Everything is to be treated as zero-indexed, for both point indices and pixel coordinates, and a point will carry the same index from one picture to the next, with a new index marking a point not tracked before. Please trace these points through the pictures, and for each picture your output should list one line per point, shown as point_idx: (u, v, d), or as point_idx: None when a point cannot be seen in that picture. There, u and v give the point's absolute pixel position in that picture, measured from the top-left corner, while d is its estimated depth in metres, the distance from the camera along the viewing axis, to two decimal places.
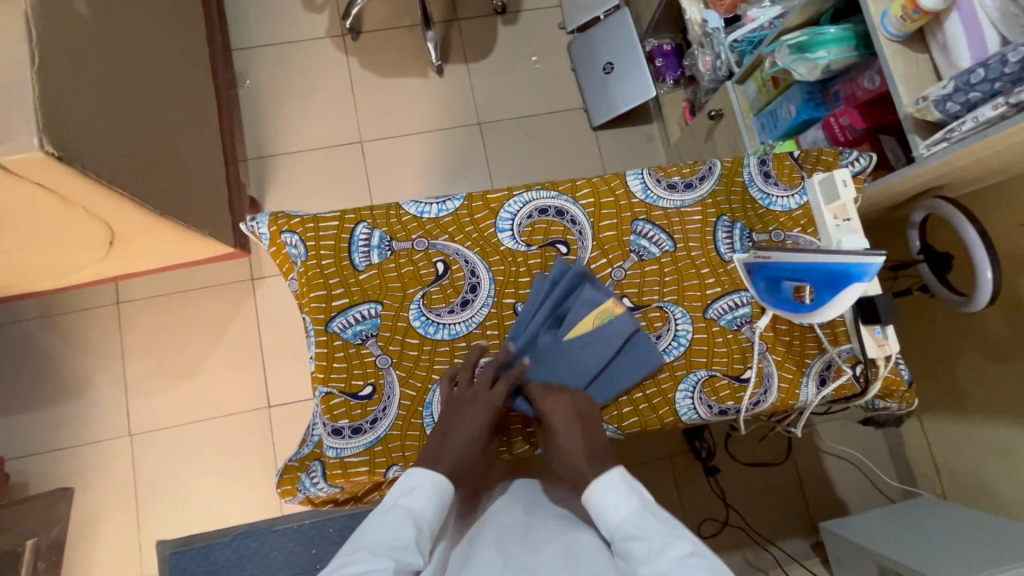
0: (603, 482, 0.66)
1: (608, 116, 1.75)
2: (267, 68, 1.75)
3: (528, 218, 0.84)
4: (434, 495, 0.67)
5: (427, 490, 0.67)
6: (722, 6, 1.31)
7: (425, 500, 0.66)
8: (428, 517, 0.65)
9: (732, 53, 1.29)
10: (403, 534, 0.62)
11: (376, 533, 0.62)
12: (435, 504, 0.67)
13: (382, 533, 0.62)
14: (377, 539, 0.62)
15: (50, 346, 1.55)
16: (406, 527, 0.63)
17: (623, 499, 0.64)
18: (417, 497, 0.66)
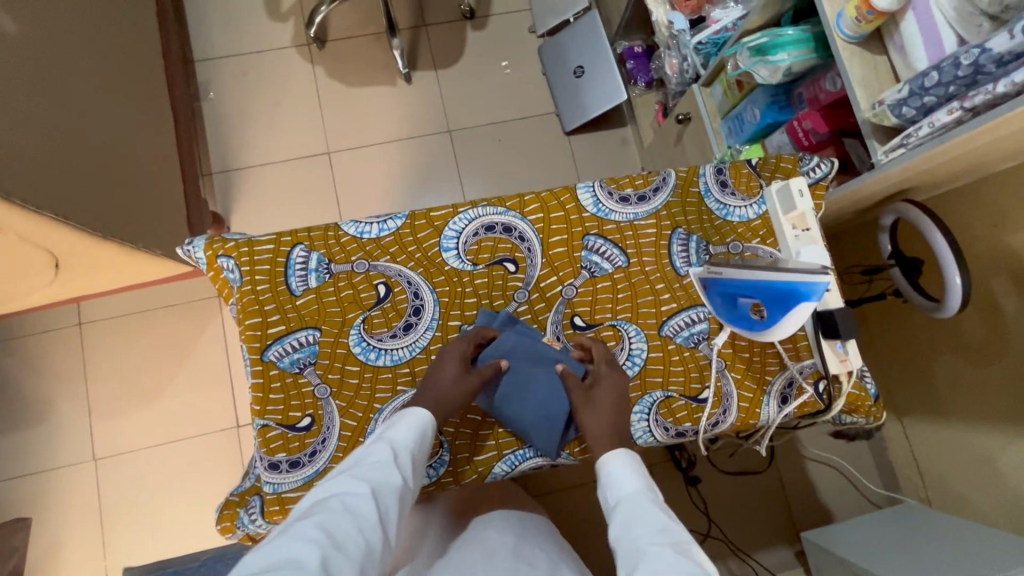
0: (621, 456, 0.66)
1: (579, 121, 1.72)
2: (231, 80, 1.71)
3: (474, 236, 0.80)
4: (416, 426, 0.66)
5: (409, 422, 0.66)
6: (687, 7, 1.29)
7: (407, 432, 0.65)
8: (410, 445, 0.64)
9: (697, 56, 1.26)
10: (385, 457, 0.61)
11: (360, 460, 0.60)
12: (417, 434, 0.66)
13: (364, 458, 0.61)
14: (359, 463, 0.60)
15: (10, 371, 1.51)
16: (387, 451, 0.62)
17: (631, 479, 0.64)
18: (401, 428, 0.65)
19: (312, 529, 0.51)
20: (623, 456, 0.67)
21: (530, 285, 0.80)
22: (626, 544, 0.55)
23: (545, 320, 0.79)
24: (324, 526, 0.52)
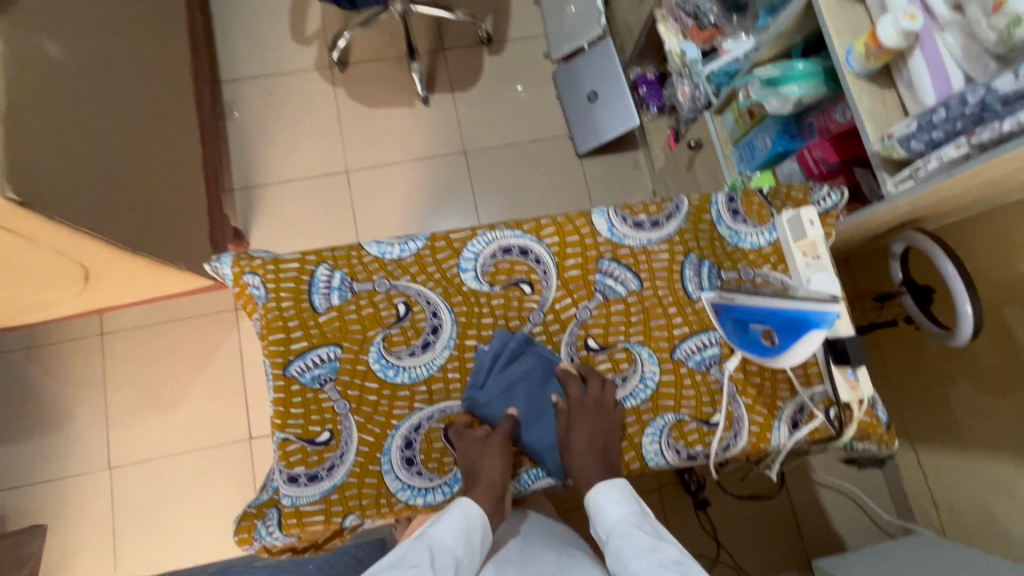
0: (610, 486, 0.71)
1: (592, 144, 1.75)
2: (256, 99, 1.78)
3: (491, 258, 0.83)
4: (459, 528, 0.68)
5: (453, 519, 0.68)
6: (700, 37, 1.33)
7: (450, 534, 0.67)
8: (449, 548, 0.66)
9: (709, 85, 1.29)
10: (423, 564, 0.63)
11: (400, 559, 0.64)
12: (460, 538, 0.67)
13: (403, 560, 0.64)
14: (398, 564, 0.63)
15: (33, 377, 1.54)
16: (427, 556, 0.64)
17: (620, 504, 0.71)
18: (445, 527, 0.67)
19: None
20: (609, 482, 0.72)
21: (545, 306, 0.82)
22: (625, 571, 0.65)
23: (559, 341, 0.81)
24: None
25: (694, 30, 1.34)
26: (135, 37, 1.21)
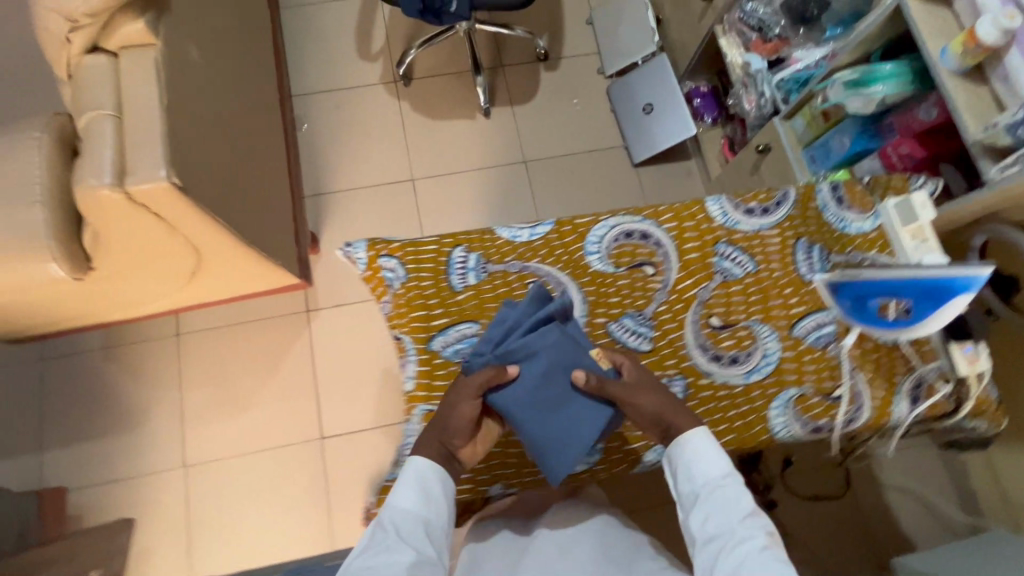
0: (701, 440, 0.72)
1: (648, 153, 1.82)
2: (326, 112, 1.86)
3: (614, 242, 0.87)
4: (416, 490, 0.72)
5: (408, 485, 0.71)
6: (765, 49, 1.42)
7: (409, 496, 0.71)
8: (407, 508, 0.70)
9: (779, 94, 1.37)
10: (386, 540, 0.67)
11: (366, 547, 0.67)
12: (418, 498, 0.71)
13: (370, 546, 0.67)
14: (366, 551, 0.67)
15: (112, 377, 1.58)
16: (395, 530, 0.68)
17: (713, 460, 0.71)
18: (403, 495, 0.71)
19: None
20: (696, 435, 0.73)
21: (668, 286, 0.86)
22: (715, 529, 0.66)
23: (683, 319, 0.85)
24: None
25: (758, 43, 1.44)
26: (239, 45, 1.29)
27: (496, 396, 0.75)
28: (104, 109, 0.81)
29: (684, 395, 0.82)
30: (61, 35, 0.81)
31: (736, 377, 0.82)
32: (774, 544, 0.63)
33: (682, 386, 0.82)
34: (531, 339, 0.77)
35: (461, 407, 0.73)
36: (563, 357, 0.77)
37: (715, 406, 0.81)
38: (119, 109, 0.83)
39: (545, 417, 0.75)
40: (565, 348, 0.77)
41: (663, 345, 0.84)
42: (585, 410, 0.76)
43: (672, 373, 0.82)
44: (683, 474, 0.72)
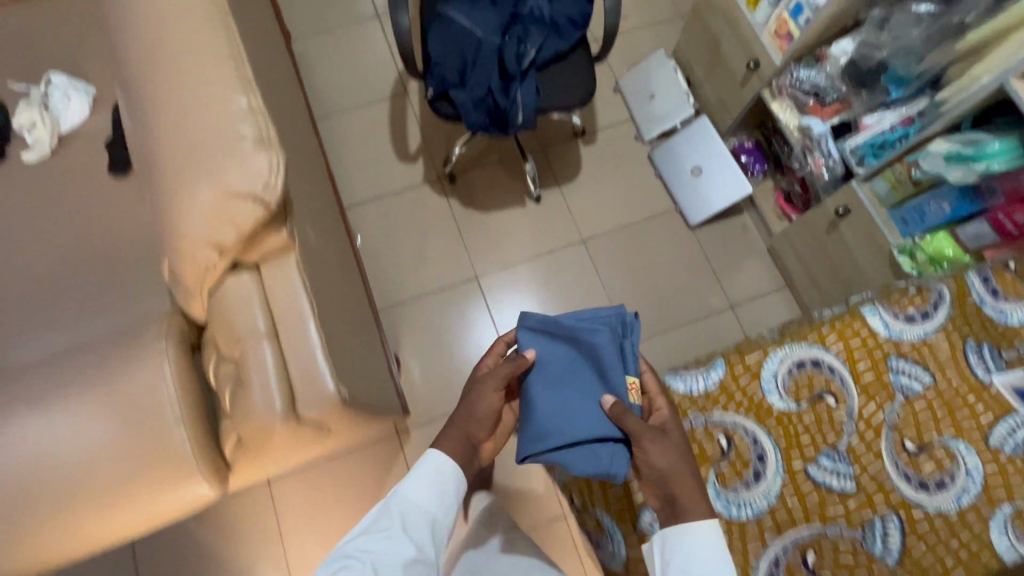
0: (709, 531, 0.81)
1: (705, 215, 1.83)
2: (377, 221, 1.84)
3: (789, 375, 0.94)
4: (433, 489, 0.91)
5: (425, 481, 0.91)
6: (825, 113, 1.44)
7: (425, 493, 0.90)
8: (421, 502, 0.90)
9: (853, 158, 1.36)
10: (395, 524, 0.86)
11: (373, 527, 0.86)
12: (432, 497, 0.90)
13: (379, 526, 0.86)
14: (375, 531, 0.86)
15: (208, 540, 1.50)
16: (405, 518, 0.88)
17: (707, 555, 0.80)
18: (422, 490, 0.90)
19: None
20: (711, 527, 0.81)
21: (854, 415, 0.90)
22: None
23: (878, 449, 0.88)
24: None
25: (816, 107, 1.46)
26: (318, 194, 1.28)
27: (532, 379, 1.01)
28: (259, 330, 0.80)
29: (903, 532, 0.84)
30: (209, 263, 0.80)
31: (948, 503, 0.84)
32: None
33: (897, 523, 0.84)
34: (579, 330, 1.01)
35: (484, 391, 0.98)
36: (597, 360, 0.99)
37: (936, 538, 0.83)
38: (272, 327, 0.81)
39: (558, 406, 0.98)
40: (606, 363, 0.98)
41: (867, 480, 0.87)
42: (591, 418, 0.96)
43: (885, 510, 0.85)
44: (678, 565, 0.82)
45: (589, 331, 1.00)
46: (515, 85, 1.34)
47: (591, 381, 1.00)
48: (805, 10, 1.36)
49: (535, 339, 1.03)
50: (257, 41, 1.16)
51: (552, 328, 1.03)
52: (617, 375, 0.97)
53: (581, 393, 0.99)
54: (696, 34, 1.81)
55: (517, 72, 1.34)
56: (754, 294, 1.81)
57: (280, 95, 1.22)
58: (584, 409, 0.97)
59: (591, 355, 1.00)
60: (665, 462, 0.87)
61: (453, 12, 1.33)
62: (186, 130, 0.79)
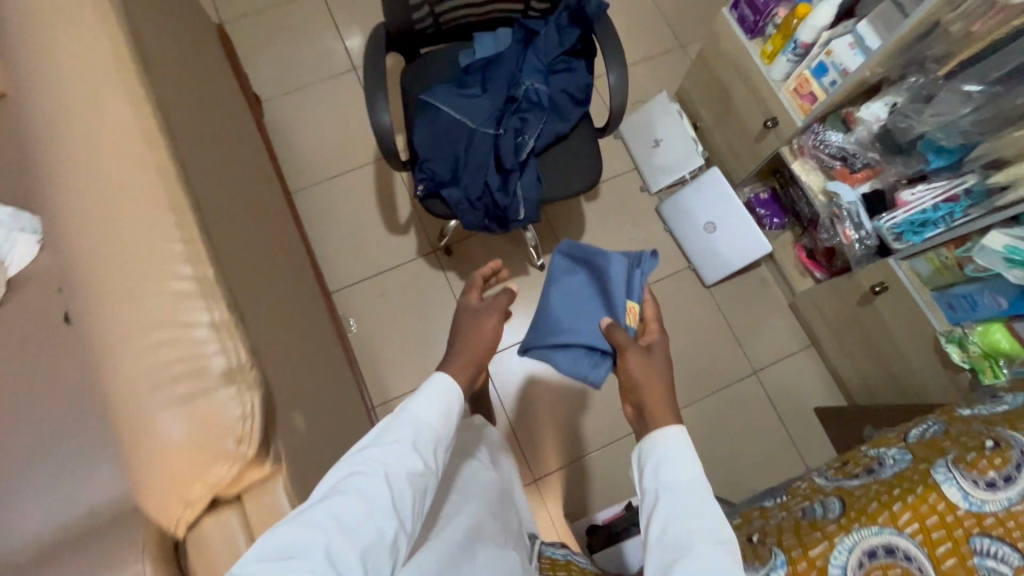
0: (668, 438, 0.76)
1: (722, 275, 1.71)
2: (369, 305, 1.71)
3: (860, 568, 0.77)
4: (438, 404, 0.77)
5: (430, 399, 0.77)
6: (854, 180, 1.32)
7: (430, 410, 0.76)
8: (427, 420, 0.75)
9: (890, 233, 1.24)
10: (405, 437, 0.71)
11: (380, 439, 0.71)
12: (441, 413, 0.76)
13: (386, 435, 0.72)
14: (379, 441, 0.71)
15: None
16: (411, 430, 0.73)
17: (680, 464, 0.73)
18: (424, 407, 0.76)
19: (320, 509, 0.62)
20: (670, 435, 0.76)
21: None
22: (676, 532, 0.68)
23: None
24: (335, 514, 0.62)
25: (844, 172, 1.33)
26: (298, 326, 1.14)
27: (553, 287, 1.30)
28: None
29: None
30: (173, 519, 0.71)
31: None
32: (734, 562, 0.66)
33: None
34: (597, 258, 1.28)
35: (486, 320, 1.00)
36: (608, 283, 1.24)
37: None
38: None
39: (569, 308, 1.26)
40: (614, 287, 1.22)
41: None
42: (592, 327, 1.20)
43: None
44: (651, 472, 0.75)
45: (606, 259, 1.27)
46: (516, 179, 1.21)
47: (600, 301, 1.23)
48: (832, 70, 1.23)
49: (567, 261, 1.33)
50: (222, 171, 1.03)
51: (576, 253, 1.32)
52: (620, 297, 1.21)
53: (590, 307, 1.21)
54: (702, 78, 1.66)
55: (517, 164, 1.21)
56: (777, 358, 1.70)
57: (250, 222, 1.09)
58: (587, 317, 1.21)
59: (603, 277, 1.25)
60: (645, 374, 1.00)
61: (442, 100, 1.20)
62: (128, 363, 0.66)
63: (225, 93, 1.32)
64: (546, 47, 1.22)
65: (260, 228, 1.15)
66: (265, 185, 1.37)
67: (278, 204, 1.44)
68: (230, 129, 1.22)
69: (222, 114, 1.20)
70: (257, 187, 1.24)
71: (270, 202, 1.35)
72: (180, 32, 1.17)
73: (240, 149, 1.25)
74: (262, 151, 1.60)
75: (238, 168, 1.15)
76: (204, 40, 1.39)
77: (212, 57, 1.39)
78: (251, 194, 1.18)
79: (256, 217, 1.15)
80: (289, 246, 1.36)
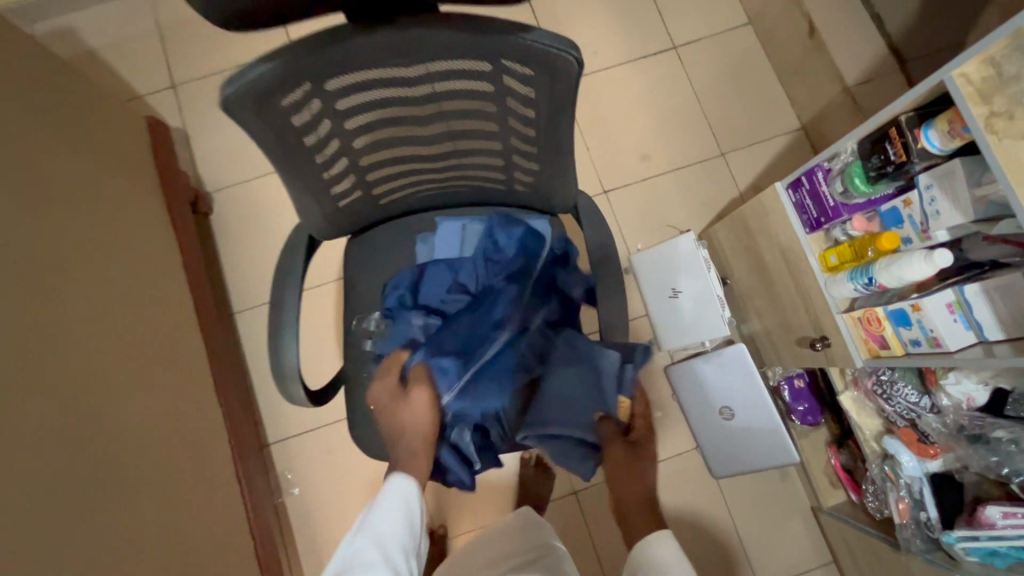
0: (663, 537, 0.81)
1: (734, 473, 1.41)
2: (316, 462, 1.48)
3: None
4: (398, 508, 0.80)
5: (393, 507, 0.80)
6: (924, 453, 0.99)
7: (394, 516, 0.79)
8: (391, 529, 0.77)
9: (958, 549, 0.92)
10: (369, 549, 0.74)
11: (351, 559, 0.72)
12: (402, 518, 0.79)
13: (355, 556, 0.73)
14: (347, 562, 0.72)
15: None
16: (375, 540, 0.75)
17: (675, 562, 0.78)
18: (390, 513, 0.79)
19: None
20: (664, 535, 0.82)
21: None
22: None
23: None
24: None
25: (911, 437, 1.00)
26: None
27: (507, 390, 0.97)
28: None
29: None
30: None
31: None
32: None
33: None
34: (588, 350, 0.93)
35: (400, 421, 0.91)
36: (602, 380, 0.92)
37: None
38: None
39: (557, 397, 0.95)
40: (604, 388, 0.92)
41: None
42: (574, 424, 0.95)
43: None
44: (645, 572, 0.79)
45: (594, 351, 0.92)
46: (462, 429, 0.97)
47: (591, 395, 0.94)
48: (916, 328, 0.88)
49: (564, 351, 0.95)
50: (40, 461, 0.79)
51: (574, 338, 0.95)
52: (611, 400, 0.93)
53: (579, 402, 0.94)
54: (736, 234, 1.31)
55: (456, 420, 0.97)
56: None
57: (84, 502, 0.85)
58: (570, 413, 0.94)
59: (593, 373, 0.93)
60: (633, 489, 0.99)
61: (394, 316, 0.98)
62: None
63: (84, 273, 1.06)
64: (523, 245, 0.96)
65: (105, 486, 0.91)
66: (150, 373, 1.13)
67: (179, 382, 1.21)
68: (81, 338, 0.98)
69: (62, 328, 0.95)
70: (115, 406, 1.00)
71: (149, 397, 1.11)
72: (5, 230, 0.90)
73: (95, 358, 1.00)
74: (176, 289, 1.35)
75: (74, 414, 0.90)
76: (75, 191, 1.12)
77: (83, 211, 1.13)
78: (101, 432, 0.95)
79: (99, 472, 0.91)
80: (174, 451, 1.12)
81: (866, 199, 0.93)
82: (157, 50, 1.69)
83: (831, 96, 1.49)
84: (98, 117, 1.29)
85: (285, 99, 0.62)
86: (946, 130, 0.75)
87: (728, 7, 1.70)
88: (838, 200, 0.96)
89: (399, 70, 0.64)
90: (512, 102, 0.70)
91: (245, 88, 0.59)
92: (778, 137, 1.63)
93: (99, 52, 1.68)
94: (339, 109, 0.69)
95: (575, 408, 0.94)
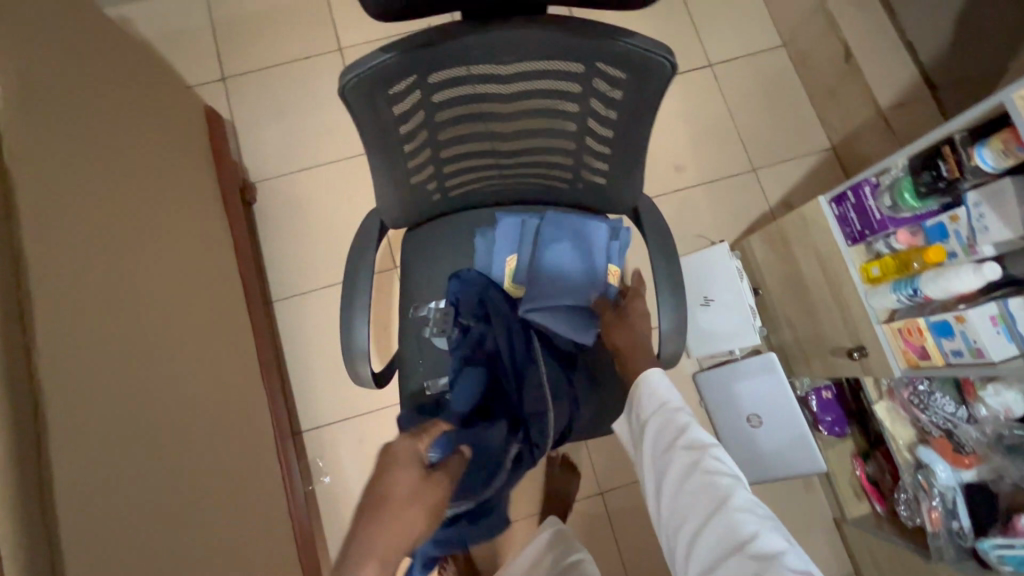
0: (648, 377, 0.85)
1: (759, 480, 1.44)
2: (348, 453, 1.50)
3: None
4: None
5: None
6: (960, 463, 1.03)
7: None
8: None
9: (994, 557, 0.94)
10: None
11: None
12: None
13: None
14: None
15: None
16: None
17: (657, 395, 0.83)
18: None
19: None
20: (650, 376, 0.85)
21: None
22: (661, 463, 0.77)
23: None
24: None
25: (947, 448, 1.05)
26: None
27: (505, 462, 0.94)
28: None
29: None
30: None
31: None
32: (702, 470, 0.73)
33: None
34: (578, 222, 0.98)
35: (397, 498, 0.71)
36: (589, 252, 0.99)
37: None
38: None
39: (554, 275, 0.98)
40: (594, 256, 0.99)
41: None
42: (569, 296, 0.98)
43: None
44: (636, 409, 0.84)
45: (582, 221, 0.98)
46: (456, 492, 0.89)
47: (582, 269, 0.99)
48: (958, 338, 0.90)
49: (555, 231, 0.97)
50: (129, 418, 0.82)
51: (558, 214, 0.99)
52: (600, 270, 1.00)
53: (572, 275, 0.99)
54: (772, 246, 1.36)
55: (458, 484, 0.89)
56: None
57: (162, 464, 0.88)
58: (568, 287, 0.99)
59: (583, 244, 0.98)
60: (632, 340, 0.94)
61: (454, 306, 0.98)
62: None
63: (162, 247, 1.10)
64: (578, 259, 0.98)
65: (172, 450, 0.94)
66: (208, 347, 1.16)
67: (230, 359, 1.24)
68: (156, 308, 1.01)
69: (145, 297, 0.98)
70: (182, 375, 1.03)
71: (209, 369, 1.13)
72: (104, 200, 0.95)
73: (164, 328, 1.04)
74: (226, 270, 1.38)
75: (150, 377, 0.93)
76: (149, 167, 1.16)
77: (157, 187, 1.17)
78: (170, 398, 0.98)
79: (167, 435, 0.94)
80: (229, 424, 1.15)
81: (913, 214, 0.97)
82: (209, 43, 1.74)
83: (865, 117, 1.55)
84: (165, 98, 1.33)
85: (393, 88, 0.67)
86: (999, 149, 0.79)
87: (763, 28, 1.76)
88: (885, 213, 1.00)
89: (496, 67, 0.69)
90: (595, 104, 0.74)
91: (362, 75, 0.63)
92: (809, 156, 1.69)
93: (152, 42, 1.73)
94: (435, 102, 0.73)
95: (570, 285, 0.99)
